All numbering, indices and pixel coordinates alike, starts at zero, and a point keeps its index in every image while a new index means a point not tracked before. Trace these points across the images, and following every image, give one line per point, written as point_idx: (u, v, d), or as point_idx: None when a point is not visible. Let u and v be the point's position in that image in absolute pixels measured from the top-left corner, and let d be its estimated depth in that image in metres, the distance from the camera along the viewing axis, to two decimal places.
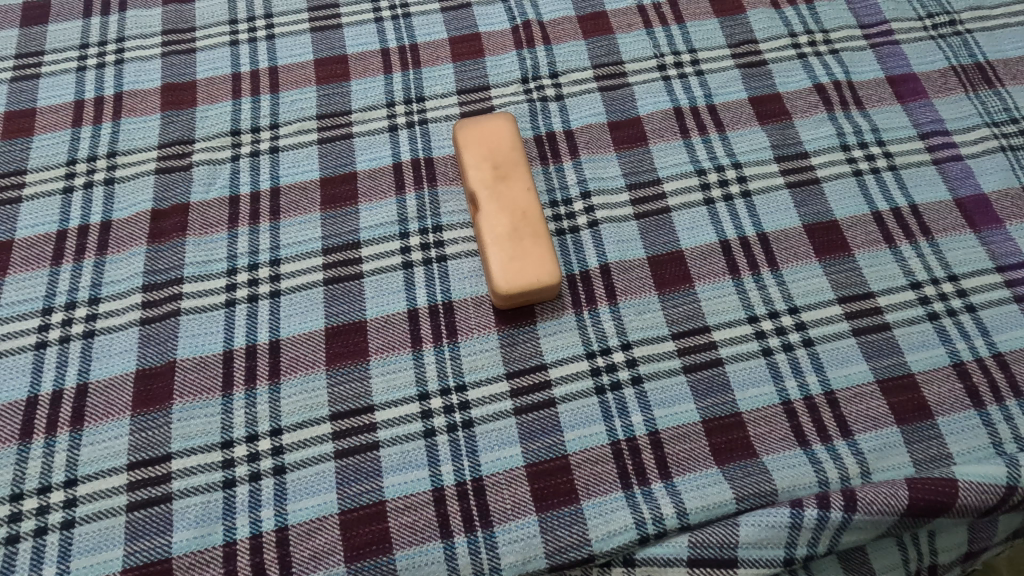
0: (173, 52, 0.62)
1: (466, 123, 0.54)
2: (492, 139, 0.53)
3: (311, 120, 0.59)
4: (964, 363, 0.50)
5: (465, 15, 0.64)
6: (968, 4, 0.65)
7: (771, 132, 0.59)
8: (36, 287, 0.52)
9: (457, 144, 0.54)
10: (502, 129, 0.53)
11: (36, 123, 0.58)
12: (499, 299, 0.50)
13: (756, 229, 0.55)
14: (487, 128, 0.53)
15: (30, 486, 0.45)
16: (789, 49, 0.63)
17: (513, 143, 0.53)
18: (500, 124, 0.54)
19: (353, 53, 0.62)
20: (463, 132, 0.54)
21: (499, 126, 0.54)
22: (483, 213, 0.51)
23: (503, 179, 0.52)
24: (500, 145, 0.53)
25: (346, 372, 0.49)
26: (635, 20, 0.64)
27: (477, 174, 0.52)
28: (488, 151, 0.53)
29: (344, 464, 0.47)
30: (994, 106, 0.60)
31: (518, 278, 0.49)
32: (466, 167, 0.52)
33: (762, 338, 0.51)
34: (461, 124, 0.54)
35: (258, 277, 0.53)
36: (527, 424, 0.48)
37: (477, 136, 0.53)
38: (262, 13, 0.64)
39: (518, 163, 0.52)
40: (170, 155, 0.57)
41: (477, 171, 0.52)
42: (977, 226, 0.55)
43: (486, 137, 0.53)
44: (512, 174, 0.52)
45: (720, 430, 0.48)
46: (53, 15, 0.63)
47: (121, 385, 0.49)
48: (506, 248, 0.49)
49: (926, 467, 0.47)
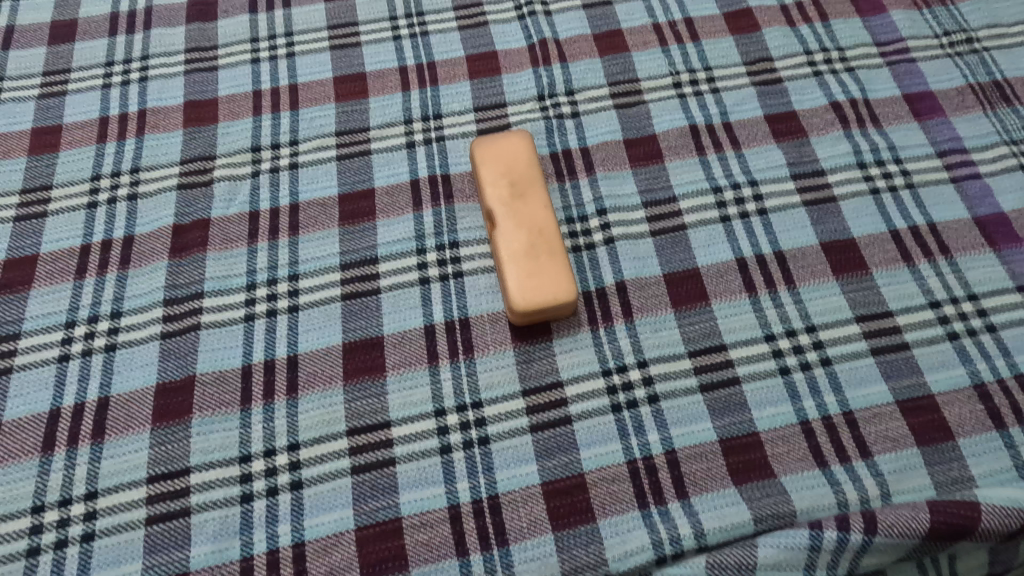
0: (196, 70, 0.63)
1: (483, 138, 0.55)
2: (509, 156, 0.54)
3: (330, 137, 0.60)
4: (984, 384, 0.50)
5: (482, 33, 0.65)
6: (985, 22, 0.65)
7: (787, 150, 0.59)
8: (60, 301, 0.52)
9: (474, 160, 0.54)
10: (519, 146, 0.54)
11: (62, 139, 0.59)
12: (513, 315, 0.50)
13: (773, 247, 0.55)
14: (504, 144, 0.54)
15: (51, 498, 0.46)
16: (805, 67, 0.63)
17: (531, 160, 0.53)
18: (517, 139, 0.54)
19: (371, 71, 0.63)
20: (479, 147, 0.54)
21: (516, 142, 0.54)
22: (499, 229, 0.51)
23: (519, 195, 0.52)
24: (518, 162, 0.53)
25: (363, 388, 0.50)
26: (650, 38, 0.65)
27: (494, 190, 0.52)
28: (506, 169, 0.53)
29: (361, 480, 0.47)
30: (1012, 124, 0.60)
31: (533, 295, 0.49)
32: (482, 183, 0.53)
33: (779, 357, 0.51)
34: (479, 139, 0.55)
35: (277, 292, 0.53)
36: (543, 442, 0.48)
37: (493, 152, 0.54)
38: (283, 31, 0.65)
39: (536, 180, 0.52)
40: (192, 171, 0.58)
41: (493, 187, 0.52)
42: (997, 245, 0.55)
43: (503, 154, 0.54)
44: (529, 190, 0.52)
45: (738, 449, 0.48)
46: (80, 34, 0.65)
47: (142, 399, 0.49)
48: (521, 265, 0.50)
49: (948, 490, 0.46)
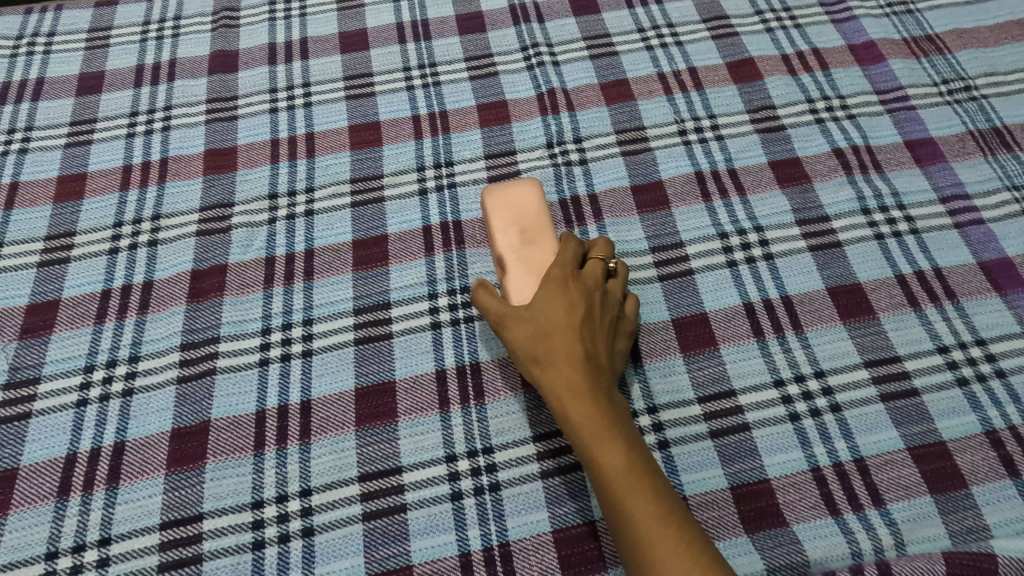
0: (216, 120, 0.65)
1: (495, 188, 0.55)
2: (519, 206, 0.54)
3: (345, 184, 0.61)
4: (996, 431, 0.49)
5: (492, 83, 0.67)
6: (983, 70, 0.67)
7: (791, 196, 0.60)
8: (79, 346, 0.54)
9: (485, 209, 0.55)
10: (530, 198, 0.54)
11: (86, 186, 0.61)
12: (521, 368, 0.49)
13: (779, 291, 0.56)
14: (515, 194, 0.54)
15: (65, 544, 0.46)
16: (807, 114, 0.65)
17: (541, 211, 0.54)
18: (528, 190, 0.55)
19: (385, 120, 0.65)
20: (490, 196, 0.55)
21: (527, 193, 0.55)
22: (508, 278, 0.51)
23: (529, 244, 0.52)
24: (528, 212, 0.54)
25: (374, 433, 0.50)
26: (655, 87, 0.67)
27: (503, 239, 0.53)
28: (515, 216, 0.53)
29: (372, 527, 0.47)
30: (1013, 169, 0.61)
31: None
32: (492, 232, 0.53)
33: (789, 403, 0.51)
34: (490, 189, 0.55)
35: (291, 336, 0.54)
36: (554, 488, 0.48)
37: (504, 201, 0.54)
38: (300, 82, 0.68)
39: (545, 230, 0.53)
40: (211, 218, 0.60)
41: (502, 236, 0.53)
42: (1003, 290, 0.55)
43: (513, 203, 0.54)
44: (538, 239, 0.52)
45: (749, 497, 0.48)
46: (106, 85, 0.68)
47: (157, 444, 0.50)
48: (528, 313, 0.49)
49: (963, 539, 0.46)
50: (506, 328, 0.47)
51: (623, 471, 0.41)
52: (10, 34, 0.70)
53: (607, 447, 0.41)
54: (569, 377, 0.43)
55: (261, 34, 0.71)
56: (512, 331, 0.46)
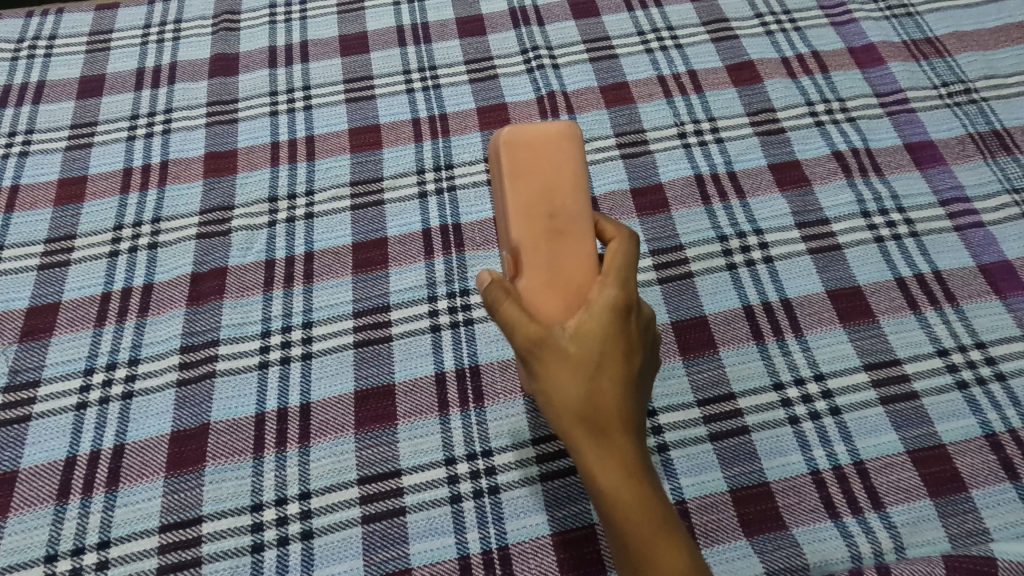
0: (216, 123, 0.65)
1: (518, 143, 0.41)
2: (548, 177, 0.42)
3: (345, 187, 0.62)
4: (996, 434, 0.49)
5: (492, 86, 0.67)
6: (983, 73, 0.67)
7: (791, 199, 0.60)
8: (80, 348, 0.54)
9: (502, 171, 0.42)
10: (565, 165, 0.42)
11: (87, 190, 0.61)
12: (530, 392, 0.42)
13: (779, 294, 0.56)
14: (543, 159, 0.42)
15: (64, 547, 0.46)
16: (807, 117, 0.65)
17: (577, 188, 0.41)
18: (561, 153, 0.42)
19: (385, 123, 0.65)
20: (509, 153, 0.41)
21: (560, 157, 0.42)
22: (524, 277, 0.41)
23: (557, 235, 0.41)
24: (559, 188, 0.41)
25: (373, 436, 0.50)
26: (655, 89, 0.67)
27: (524, 220, 0.41)
28: (544, 190, 0.41)
29: (371, 530, 0.47)
30: (1013, 172, 0.61)
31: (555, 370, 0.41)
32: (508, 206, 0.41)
33: (788, 406, 0.51)
34: (511, 142, 0.41)
35: (291, 339, 0.54)
36: (553, 491, 0.48)
37: (528, 166, 0.42)
38: (300, 85, 0.68)
39: (582, 217, 0.41)
40: (211, 221, 0.60)
41: (523, 217, 0.41)
42: (1002, 293, 0.55)
43: (542, 171, 0.42)
44: (569, 231, 0.41)
45: (748, 500, 0.48)
46: (107, 88, 0.68)
47: (156, 447, 0.50)
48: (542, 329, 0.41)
49: (963, 543, 0.46)
50: (540, 368, 0.39)
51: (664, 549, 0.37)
52: (11, 37, 0.71)
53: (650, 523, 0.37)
54: (616, 444, 0.38)
55: (261, 38, 0.71)
56: (550, 375, 0.39)
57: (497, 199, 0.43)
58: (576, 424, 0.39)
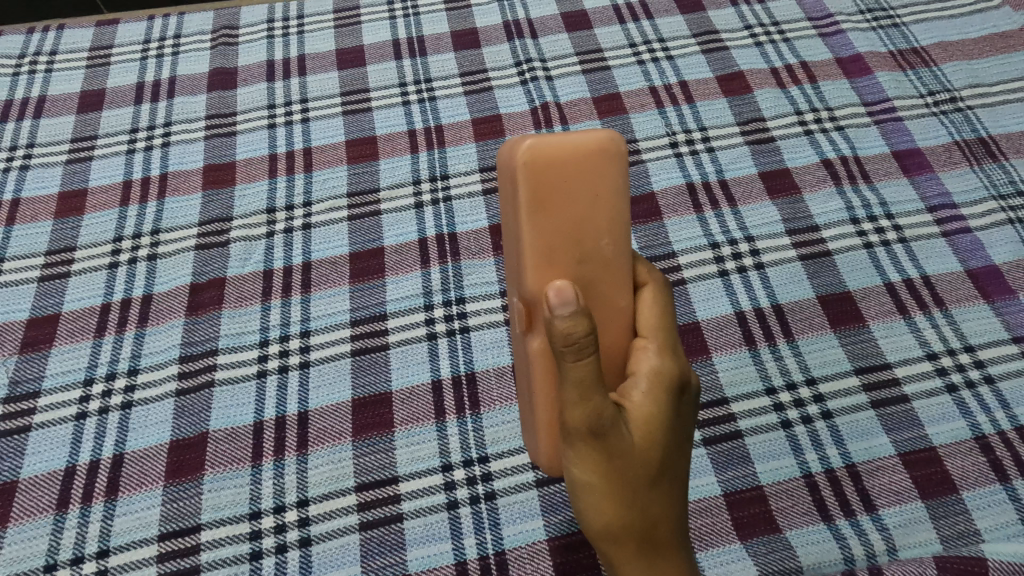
0: (215, 135, 0.66)
1: (543, 164, 0.35)
2: (580, 212, 0.36)
3: (342, 198, 0.62)
4: (985, 437, 0.50)
5: (486, 98, 0.69)
6: (968, 82, 0.68)
7: (781, 207, 0.61)
8: (79, 359, 0.54)
9: (523, 201, 0.35)
10: (602, 195, 0.36)
11: (87, 203, 0.62)
12: (540, 437, 0.41)
13: (770, 300, 0.57)
14: (571, 190, 0.35)
15: (64, 556, 0.47)
16: (796, 126, 0.66)
17: (617, 226, 0.37)
18: (600, 179, 0.36)
19: (381, 134, 0.66)
20: (534, 177, 0.35)
21: (599, 183, 0.36)
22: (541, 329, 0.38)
23: (588, 282, 0.38)
24: (595, 225, 0.36)
25: (371, 444, 0.51)
26: (647, 100, 0.68)
27: (549, 268, 0.36)
28: (570, 224, 0.36)
29: (368, 536, 0.47)
30: (999, 178, 0.62)
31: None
32: (527, 250, 0.36)
33: (780, 410, 0.52)
34: (535, 161, 0.34)
35: (289, 348, 0.55)
36: (549, 497, 0.49)
37: (558, 196, 0.35)
38: (298, 98, 0.69)
39: (619, 261, 0.38)
40: (210, 232, 0.60)
41: (549, 264, 0.36)
42: (990, 297, 0.56)
43: (574, 203, 0.36)
44: (603, 276, 0.38)
45: (742, 503, 0.48)
46: (107, 103, 0.69)
47: (155, 456, 0.50)
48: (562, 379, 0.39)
49: (954, 544, 0.46)
50: (582, 452, 0.37)
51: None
52: (12, 53, 0.72)
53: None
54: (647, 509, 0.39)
55: (259, 52, 0.72)
56: (593, 463, 0.37)
57: (510, 223, 0.37)
58: (615, 511, 0.38)
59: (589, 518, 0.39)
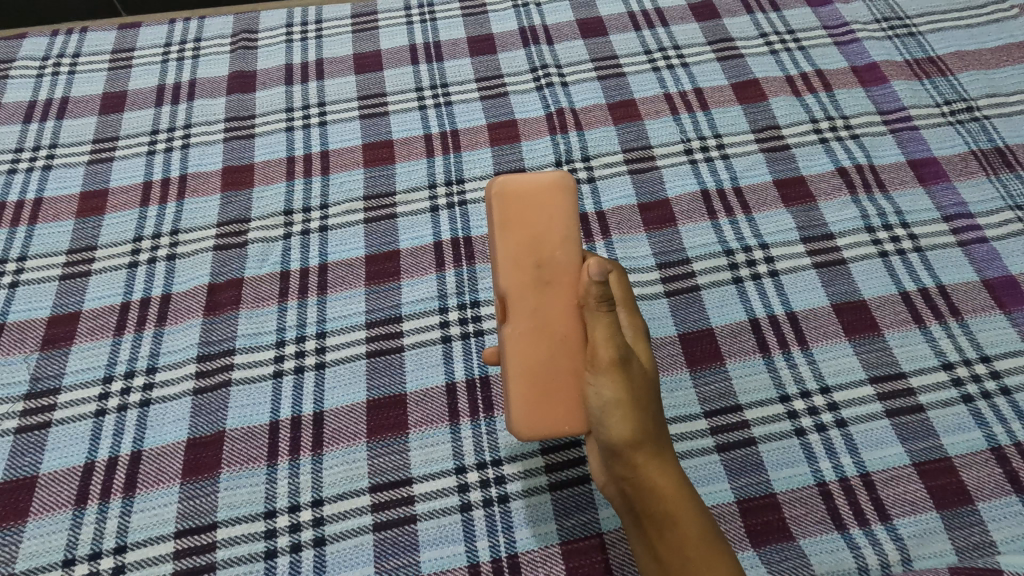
0: (234, 138, 0.67)
1: (509, 189, 0.43)
2: (538, 225, 0.43)
3: (359, 201, 0.63)
4: (1001, 448, 0.50)
5: (503, 103, 0.69)
6: (984, 91, 0.68)
7: (796, 215, 0.61)
8: (99, 357, 0.55)
9: (491, 216, 0.43)
10: (556, 212, 0.43)
11: (108, 202, 0.63)
12: (513, 423, 0.42)
13: (785, 307, 0.57)
14: (530, 204, 0.43)
15: (82, 551, 0.47)
16: (811, 134, 0.66)
17: (568, 237, 0.43)
18: (555, 201, 0.43)
19: (398, 138, 0.67)
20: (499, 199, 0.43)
21: (555, 201, 0.43)
22: (509, 317, 0.43)
23: (556, 278, 0.43)
24: (550, 232, 0.43)
25: (385, 445, 0.51)
26: (662, 107, 0.68)
27: (514, 266, 0.43)
28: (535, 231, 0.43)
29: (382, 537, 0.48)
30: (1015, 188, 0.62)
31: (543, 403, 0.42)
32: (496, 253, 0.43)
33: (795, 418, 0.52)
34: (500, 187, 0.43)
35: (305, 349, 0.55)
36: (561, 500, 0.49)
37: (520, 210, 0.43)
38: (316, 102, 0.70)
39: (574, 263, 0.43)
40: (228, 233, 0.61)
41: (512, 262, 0.43)
42: (1007, 307, 0.56)
43: (534, 219, 0.43)
44: (559, 276, 0.43)
45: (755, 511, 0.48)
46: (129, 104, 0.70)
47: (173, 453, 0.51)
48: (536, 365, 0.42)
49: (970, 555, 0.46)
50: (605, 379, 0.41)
51: (699, 537, 0.39)
52: (37, 54, 0.73)
53: (684, 510, 0.39)
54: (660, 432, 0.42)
55: (278, 56, 0.73)
56: (611, 393, 0.41)
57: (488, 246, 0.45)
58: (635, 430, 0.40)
59: (617, 453, 0.41)
